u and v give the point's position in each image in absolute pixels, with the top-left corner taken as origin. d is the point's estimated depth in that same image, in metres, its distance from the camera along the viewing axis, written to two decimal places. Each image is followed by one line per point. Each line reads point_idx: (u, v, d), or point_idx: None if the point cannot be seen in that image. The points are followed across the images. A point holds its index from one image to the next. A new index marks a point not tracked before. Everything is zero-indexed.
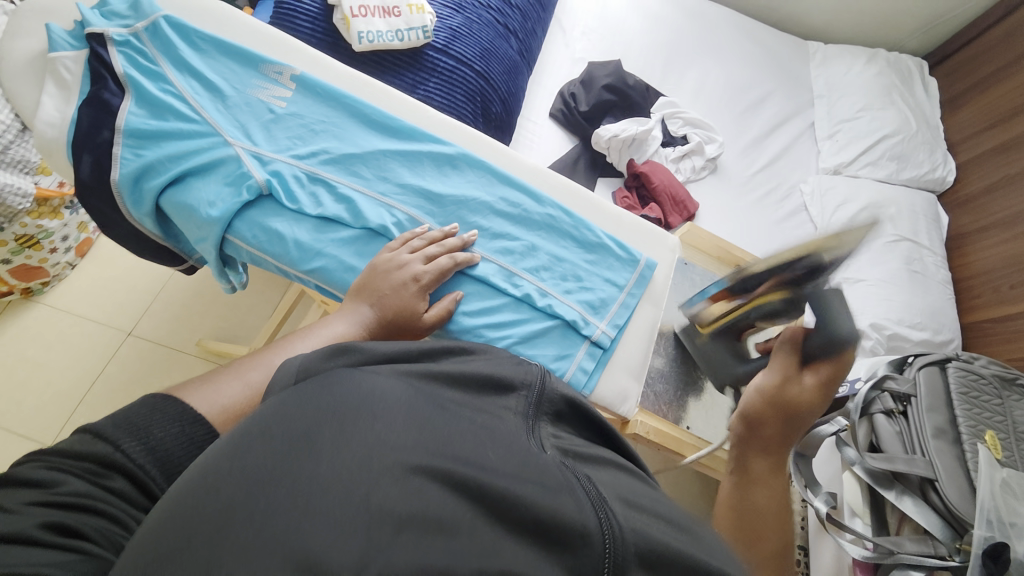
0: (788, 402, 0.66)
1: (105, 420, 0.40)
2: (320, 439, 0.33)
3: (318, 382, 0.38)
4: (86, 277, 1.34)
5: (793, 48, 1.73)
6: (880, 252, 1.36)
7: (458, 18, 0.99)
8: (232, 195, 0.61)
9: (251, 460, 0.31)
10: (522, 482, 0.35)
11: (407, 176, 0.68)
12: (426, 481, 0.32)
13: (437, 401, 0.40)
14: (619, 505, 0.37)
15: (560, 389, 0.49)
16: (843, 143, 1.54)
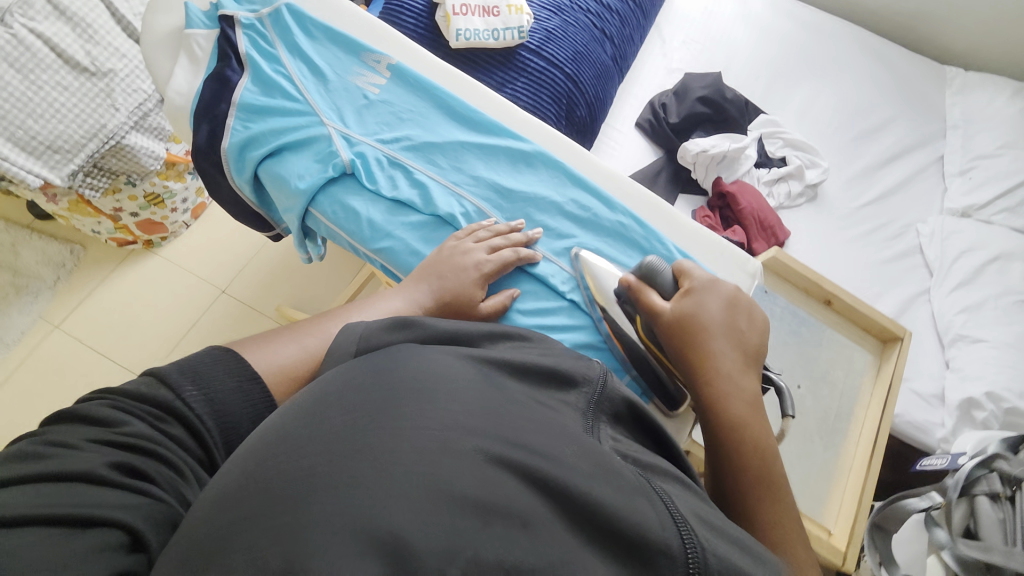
0: (687, 340, 0.56)
1: (172, 367, 0.46)
2: (387, 409, 0.36)
3: (383, 359, 0.42)
4: (196, 236, 1.51)
5: (926, 71, 1.54)
6: (1008, 311, 1.16)
7: (554, 20, 1.00)
8: (320, 172, 0.65)
9: (328, 424, 0.35)
10: (605, 487, 0.34)
11: (481, 169, 0.68)
12: (503, 471, 0.33)
13: (495, 388, 0.41)
14: (695, 521, 0.36)
15: (620, 390, 0.48)
16: (977, 182, 1.33)
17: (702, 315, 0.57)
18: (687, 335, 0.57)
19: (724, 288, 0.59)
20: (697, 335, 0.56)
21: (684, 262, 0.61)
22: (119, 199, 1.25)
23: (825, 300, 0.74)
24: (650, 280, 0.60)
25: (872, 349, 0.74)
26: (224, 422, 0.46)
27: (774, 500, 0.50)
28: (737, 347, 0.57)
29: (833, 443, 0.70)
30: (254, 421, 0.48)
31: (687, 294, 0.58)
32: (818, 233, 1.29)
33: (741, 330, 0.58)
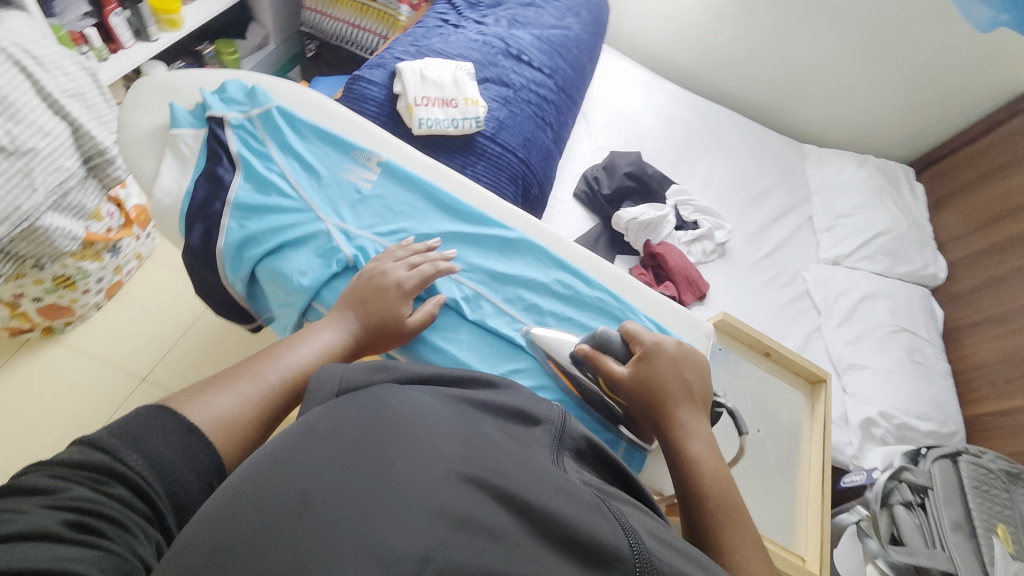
0: (646, 393, 0.62)
1: (102, 432, 0.43)
2: (378, 444, 0.37)
3: (365, 394, 0.43)
4: (112, 318, 1.36)
5: (790, 149, 1.91)
6: (882, 341, 1.42)
7: (504, 111, 1.11)
8: (323, 267, 0.67)
9: (317, 460, 0.36)
10: (568, 504, 0.39)
11: (474, 256, 0.74)
12: (475, 489, 0.37)
13: (473, 424, 0.44)
14: (646, 536, 0.42)
15: (580, 430, 0.53)
16: (841, 237, 1.66)
17: (654, 374, 0.63)
18: (639, 394, 0.62)
19: (671, 346, 0.65)
20: (654, 390, 0.62)
21: (631, 326, 0.66)
22: (22, 283, 1.11)
23: (765, 351, 0.86)
24: (604, 347, 0.65)
25: (804, 390, 0.87)
26: (172, 482, 0.44)
27: (734, 527, 0.55)
28: (688, 397, 0.63)
29: (787, 476, 0.80)
30: (196, 473, 0.46)
31: (640, 356, 0.64)
32: (732, 284, 1.50)
33: (692, 378, 0.64)
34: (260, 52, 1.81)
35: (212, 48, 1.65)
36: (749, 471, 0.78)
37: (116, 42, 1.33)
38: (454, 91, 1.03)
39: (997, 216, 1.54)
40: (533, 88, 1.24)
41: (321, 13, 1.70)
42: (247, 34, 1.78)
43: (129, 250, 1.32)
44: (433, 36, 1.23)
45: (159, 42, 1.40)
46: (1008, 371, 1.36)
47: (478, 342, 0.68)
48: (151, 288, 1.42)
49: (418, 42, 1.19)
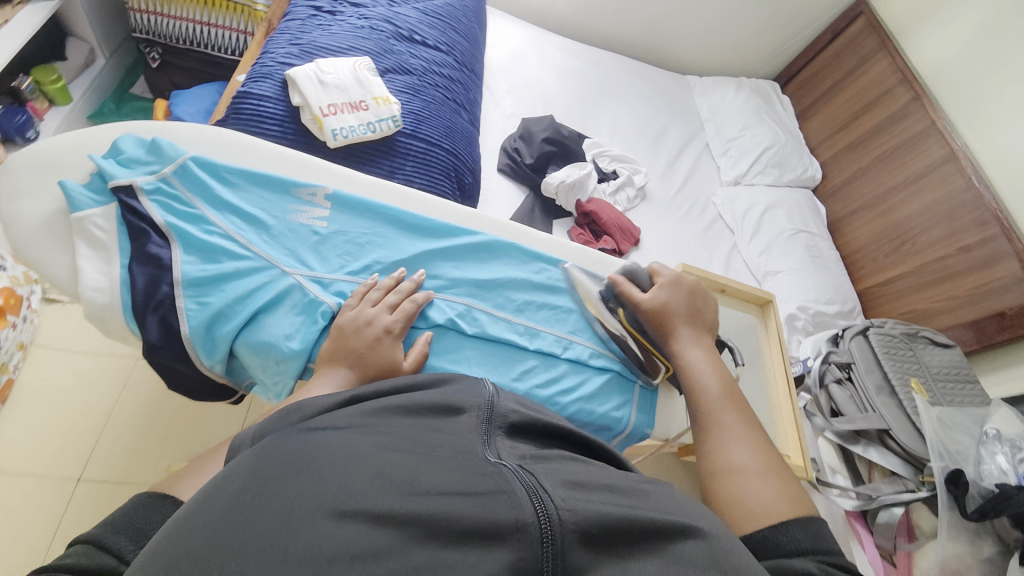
0: (664, 322, 0.71)
1: (103, 527, 0.40)
2: (247, 499, 0.35)
3: (255, 447, 0.41)
4: (13, 425, 1.15)
5: (677, 83, 2.04)
6: (787, 245, 1.64)
7: (416, 102, 1.06)
8: (309, 324, 0.62)
9: (183, 530, 0.34)
10: (458, 496, 0.37)
11: (454, 270, 0.73)
12: (352, 522, 0.34)
13: (380, 440, 0.42)
14: (560, 489, 0.39)
15: (510, 407, 0.50)
16: (736, 157, 1.82)
17: (670, 299, 0.72)
18: (656, 318, 0.71)
19: (688, 280, 0.75)
20: (671, 317, 0.71)
21: (653, 262, 0.76)
22: None
23: (719, 287, 0.96)
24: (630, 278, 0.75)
25: (756, 312, 0.99)
26: None
27: (731, 411, 0.63)
28: (700, 323, 0.72)
29: (759, 387, 0.92)
30: None
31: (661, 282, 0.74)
32: (659, 223, 1.62)
33: (701, 308, 0.73)
34: (89, 71, 1.52)
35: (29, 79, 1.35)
36: None
37: None
38: (360, 91, 0.95)
39: (853, 116, 1.80)
40: (436, 70, 1.18)
41: (155, 13, 1.42)
42: (66, 53, 1.47)
43: (7, 344, 1.11)
44: (312, 29, 1.11)
45: None
46: (883, 246, 1.64)
47: (484, 352, 0.69)
48: (52, 380, 1.21)
49: (299, 40, 1.07)
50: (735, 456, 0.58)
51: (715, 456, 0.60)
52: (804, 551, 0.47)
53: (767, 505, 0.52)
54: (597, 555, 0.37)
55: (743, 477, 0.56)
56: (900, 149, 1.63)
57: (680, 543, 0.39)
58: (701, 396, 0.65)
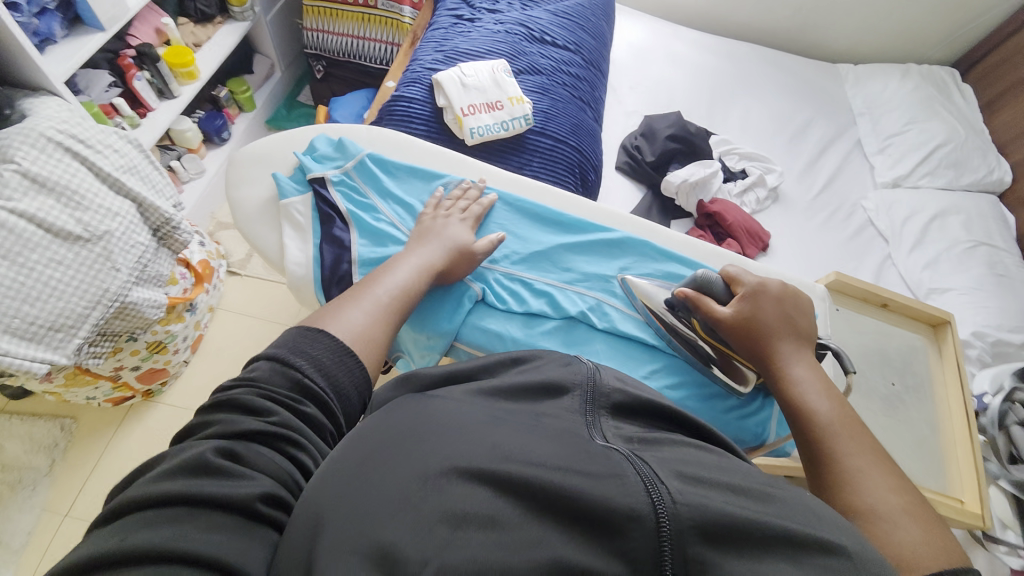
0: (750, 329, 0.64)
1: (288, 352, 0.51)
2: (384, 458, 0.41)
3: (374, 417, 0.48)
4: (201, 371, 1.43)
5: (824, 72, 1.82)
6: (960, 259, 1.38)
7: (546, 101, 1.09)
8: (457, 306, 0.70)
9: (333, 484, 0.40)
10: (574, 474, 0.38)
11: (586, 264, 0.76)
12: (475, 483, 0.37)
13: (491, 413, 0.46)
14: (675, 481, 0.37)
15: (613, 384, 0.51)
16: (896, 156, 1.58)
17: (757, 311, 0.64)
18: (737, 327, 0.64)
19: (773, 289, 0.66)
20: (757, 327, 0.64)
21: (731, 268, 0.68)
22: (121, 356, 1.16)
23: (881, 302, 0.84)
24: (706, 289, 0.67)
25: (926, 333, 0.85)
26: (343, 397, 0.52)
27: (850, 440, 0.54)
28: (792, 333, 0.64)
29: (920, 416, 0.80)
30: (356, 387, 0.54)
31: (743, 290, 0.66)
32: (793, 227, 1.47)
33: (796, 319, 0.65)
34: (268, 83, 1.82)
35: (227, 90, 1.65)
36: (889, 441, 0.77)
37: (143, 105, 1.37)
38: (497, 92, 1.01)
39: None
40: (565, 69, 1.20)
41: (320, 31, 1.65)
42: (254, 67, 1.77)
43: (203, 304, 1.37)
44: (454, 36, 1.20)
45: (181, 97, 1.44)
46: None
47: (613, 347, 0.70)
48: (228, 337, 1.49)
49: (443, 47, 1.16)
50: (869, 495, 0.49)
51: (850, 493, 0.50)
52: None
53: (911, 551, 0.44)
54: (722, 553, 0.34)
55: (886, 521, 0.46)
56: None
57: (810, 557, 0.34)
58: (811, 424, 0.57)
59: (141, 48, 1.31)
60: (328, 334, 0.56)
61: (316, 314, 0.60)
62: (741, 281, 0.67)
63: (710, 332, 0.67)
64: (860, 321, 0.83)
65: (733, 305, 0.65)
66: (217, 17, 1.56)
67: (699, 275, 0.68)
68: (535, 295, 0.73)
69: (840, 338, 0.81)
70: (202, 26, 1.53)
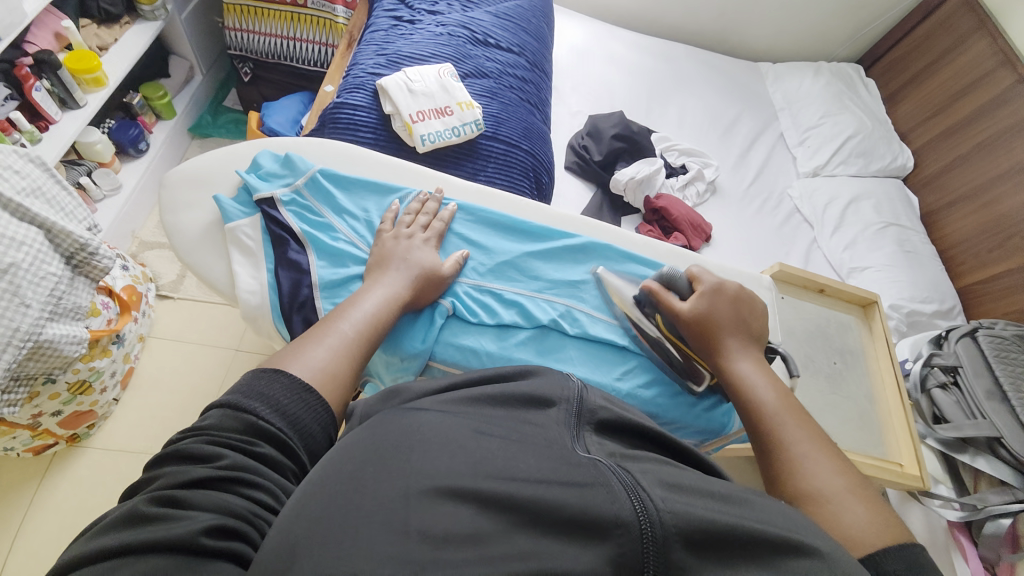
0: (708, 326, 0.67)
1: (239, 395, 0.48)
2: (368, 472, 0.39)
3: (351, 434, 0.45)
4: (136, 407, 1.30)
5: (748, 70, 1.94)
6: (874, 239, 1.54)
7: (495, 105, 1.08)
8: (428, 324, 0.69)
9: (314, 504, 0.37)
10: (553, 485, 0.39)
11: (552, 272, 0.77)
12: (461, 504, 0.37)
13: (468, 424, 0.45)
14: (658, 489, 0.39)
15: (598, 400, 0.51)
16: (815, 147, 1.72)
17: (715, 309, 0.68)
18: (696, 325, 0.67)
19: (730, 289, 0.70)
20: (715, 323, 0.67)
21: (694, 267, 0.72)
22: (38, 401, 1.03)
23: (819, 287, 0.92)
24: (669, 285, 0.71)
25: (857, 313, 0.94)
26: (305, 436, 0.50)
27: (796, 428, 0.58)
28: (745, 330, 0.68)
29: (858, 388, 0.89)
30: (319, 425, 0.51)
31: (703, 288, 0.69)
32: (731, 218, 1.56)
33: (749, 315, 0.69)
34: (188, 87, 1.68)
35: (141, 96, 1.51)
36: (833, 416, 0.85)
37: (44, 118, 1.22)
38: (445, 97, 0.99)
39: (950, 98, 1.65)
40: (511, 71, 1.20)
41: (245, 30, 1.54)
42: (170, 71, 1.62)
43: (131, 334, 1.24)
44: (395, 39, 1.16)
45: (87, 106, 1.29)
46: (985, 241, 1.50)
47: (585, 353, 0.71)
48: (164, 367, 1.36)
49: (384, 50, 1.12)
50: (817, 480, 0.53)
51: (798, 479, 0.53)
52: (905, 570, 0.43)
53: (858, 532, 0.47)
54: (702, 559, 0.37)
55: (833, 504, 0.50)
56: (1004, 135, 1.49)
57: (786, 561, 0.37)
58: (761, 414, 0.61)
59: (38, 56, 1.17)
60: (287, 373, 0.53)
61: (273, 358, 0.57)
62: (701, 280, 0.71)
63: (671, 328, 0.70)
64: (803, 306, 0.90)
65: (693, 303, 0.68)
66: (124, 16, 1.42)
67: (664, 273, 0.72)
68: (505, 306, 0.73)
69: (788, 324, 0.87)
70: (108, 27, 1.39)
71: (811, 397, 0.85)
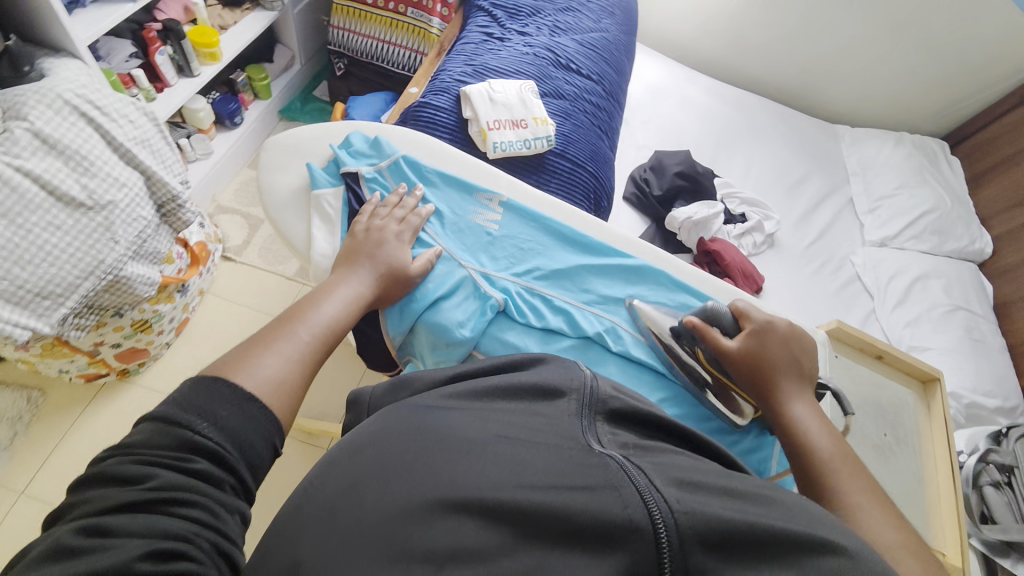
0: (757, 363, 0.65)
1: (171, 407, 0.45)
2: (372, 479, 0.41)
3: (369, 428, 0.48)
4: (183, 355, 1.38)
5: (823, 129, 1.91)
6: (940, 321, 1.45)
7: (567, 125, 1.12)
8: (478, 315, 0.71)
9: (324, 504, 0.41)
10: (564, 490, 0.39)
11: (604, 287, 0.78)
12: (462, 515, 0.38)
13: (490, 427, 0.45)
14: (672, 489, 0.39)
15: (609, 392, 0.51)
16: (886, 218, 1.65)
17: (765, 349, 0.66)
18: (741, 360, 0.66)
19: (780, 332, 0.68)
20: (765, 361, 0.65)
21: (741, 304, 0.71)
22: (104, 331, 1.12)
23: (878, 352, 0.88)
24: (714, 320, 0.70)
25: (917, 390, 0.89)
26: (245, 449, 0.46)
27: (850, 476, 0.55)
28: (796, 373, 0.66)
29: (907, 464, 0.85)
30: (263, 435, 0.48)
31: (755, 325, 0.68)
32: (785, 273, 1.52)
33: (801, 360, 0.67)
34: (286, 74, 1.82)
35: (245, 76, 1.66)
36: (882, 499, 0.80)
37: (162, 81, 1.37)
38: (523, 111, 1.03)
39: None
40: (586, 97, 1.24)
41: (346, 29, 1.67)
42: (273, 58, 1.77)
43: (194, 286, 1.33)
44: (483, 53, 1.23)
45: (200, 77, 1.43)
46: None
47: (624, 371, 0.71)
48: (216, 323, 1.45)
49: (472, 61, 1.19)
50: (873, 532, 0.49)
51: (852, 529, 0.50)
52: None
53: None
54: (722, 560, 0.36)
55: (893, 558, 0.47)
56: None
57: (813, 560, 0.35)
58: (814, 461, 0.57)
59: (167, 25, 1.31)
60: (232, 381, 0.50)
61: (218, 364, 0.53)
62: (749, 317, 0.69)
63: (713, 361, 0.68)
64: (860, 371, 0.86)
65: (744, 340, 0.67)
66: (245, 2, 1.57)
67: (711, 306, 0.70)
68: (553, 312, 0.74)
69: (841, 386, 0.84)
70: (230, 10, 1.54)
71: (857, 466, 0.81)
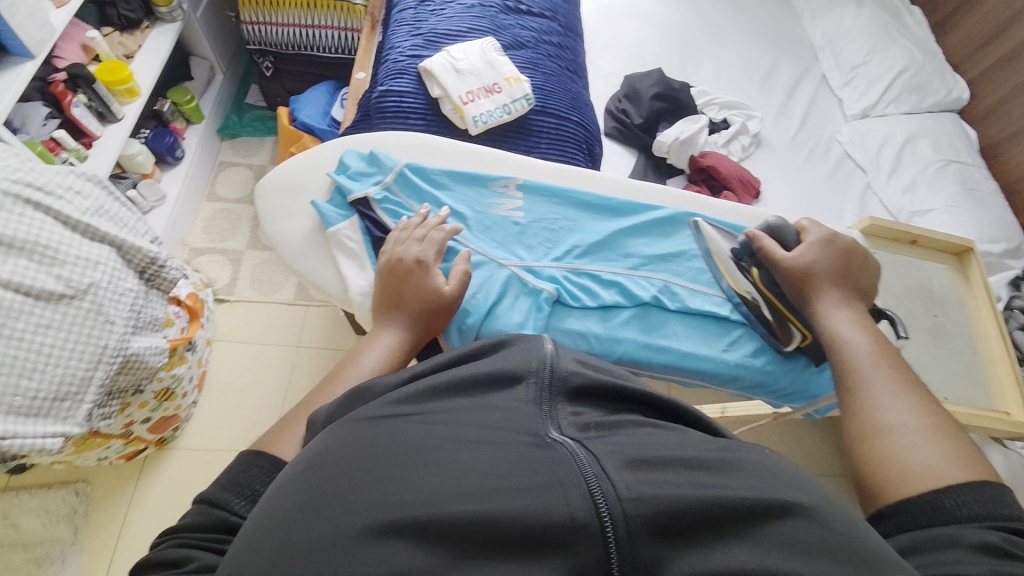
0: (814, 279, 0.67)
1: (213, 488, 0.46)
2: (305, 510, 0.35)
3: (313, 446, 0.41)
4: (211, 409, 1.35)
5: (782, 10, 1.83)
6: (935, 180, 1.46)
7: (540, 77, 1.05)
8: (537, 311, 0.71)
9: (253, 534, 0.35)
10: (512, 495, 0.35)
11: (642, 246, 0.79)
12: (397, 541, 0.32)
13: (448, 431, 0.41)
14: (624, 472, 0.36)
15: (569, 368, 0.49)
16: (863, 87, 1.62)
17: (826, 264, 0.67)
18: (799, 278, 0.67)
19: (843, 247, 0.69)
20: (820, 275, 0.67)
21: (802, 221, 0.72)
22: (129, 412, 1.08)
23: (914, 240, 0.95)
24: (776, 236, 0.71)
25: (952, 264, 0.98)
26: None
27: (884, 371, 0.58)
28: (853, 286, 0.68)
29: (961, 339, 0.94)
30: None
31: (818, 235, 0.70)
32: (778, 170, 1.50)
33: (855, 272, 0.68)
34: (210, 89, 1.66)
35: (169, 102, 1.49)
36: (944, 375, 0.90)
37: (87, 135, 1.23)
38: (493, 74, 0.96)
39: (1004, 24, 1.54)
40: (546, 38, 1.14)
41: (264, 23, 1.50)
42: (192, 73, 1.61)
43: (201, 341, 1.28)
44: (427, 16, 1.12)
45: (125, 119, 1.30)
46: None
47: (688, 326, 0.74)
48: (233, 368, 1.41)
49: (419, 29, 1.08)
50: (887, 413, 0.54)
51: (874, 415, 0.55)
52: (977, 517, 0.43)
53: (937, 468, 0.47)
54: (673, 545, 0.34)
55: (912, 439, 0.51)
56: None
57: (770, 524, 0.35)
58: (844, 356, 0.61)
59: (72, 71, 1.16)
60: (272, 453, 0.51)
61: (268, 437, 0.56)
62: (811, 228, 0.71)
63: (773, 281, 0.71)
64: (903, 265, 0.94)
65: (806, 250, 0.68)
66: (143, 21, 1.39)
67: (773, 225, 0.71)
68: (605, 286, 0.75)
69: (890, 284, 0.92)
70: (130, 34, 1.36)
71: (921, 354, 0.90)
